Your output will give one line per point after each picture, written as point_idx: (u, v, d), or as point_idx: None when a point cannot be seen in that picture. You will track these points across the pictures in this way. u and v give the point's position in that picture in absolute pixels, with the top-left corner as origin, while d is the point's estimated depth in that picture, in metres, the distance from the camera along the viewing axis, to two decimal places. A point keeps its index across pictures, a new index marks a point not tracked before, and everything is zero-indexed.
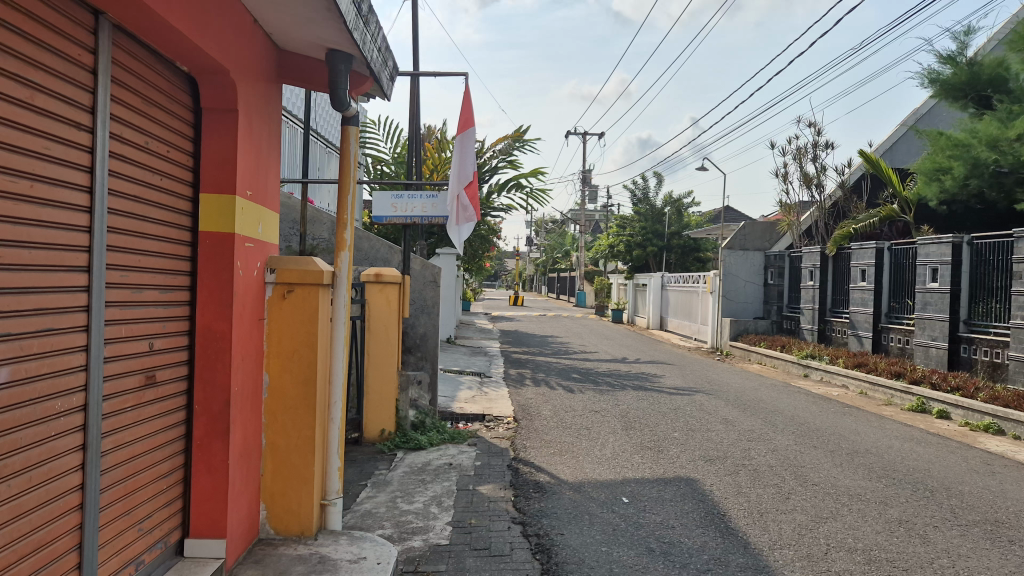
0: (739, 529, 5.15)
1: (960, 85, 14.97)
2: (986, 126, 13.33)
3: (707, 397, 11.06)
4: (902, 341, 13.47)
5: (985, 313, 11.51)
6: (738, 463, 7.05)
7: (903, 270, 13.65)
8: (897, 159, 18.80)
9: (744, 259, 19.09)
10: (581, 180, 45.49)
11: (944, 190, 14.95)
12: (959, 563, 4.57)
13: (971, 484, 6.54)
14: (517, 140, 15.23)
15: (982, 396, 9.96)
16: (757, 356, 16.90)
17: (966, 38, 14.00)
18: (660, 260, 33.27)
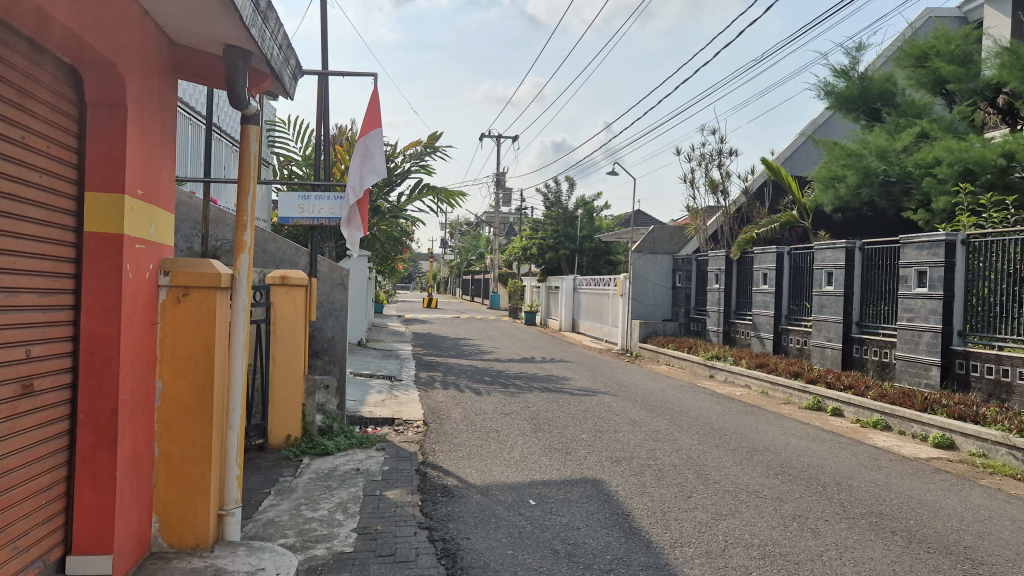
0: (641, 529, 5.24)
1: (852, 99, 15.67)
2: (876, 137, 14.25)
3: (615, 399, 11.25)
4: (801, 342, 14.01)
5: (875, 315, 12.08)
6: (643, 463, 7.19)
7: (802, 274, 14.19)
8: (797, 166, 19.56)
9: (653, 262, 19.52)
10: (494, 182, 45.60)
11: (838, 199, 15.45)
12: (846, 554, 4.77)
13: (860, 478, 6.85)
14: (429, 145, 15.17)
15: (872, 394, 10.47)
16: (665, 357, 17.31)
17: (857, 53, 14.69)
18: (572, 263, 33.71)
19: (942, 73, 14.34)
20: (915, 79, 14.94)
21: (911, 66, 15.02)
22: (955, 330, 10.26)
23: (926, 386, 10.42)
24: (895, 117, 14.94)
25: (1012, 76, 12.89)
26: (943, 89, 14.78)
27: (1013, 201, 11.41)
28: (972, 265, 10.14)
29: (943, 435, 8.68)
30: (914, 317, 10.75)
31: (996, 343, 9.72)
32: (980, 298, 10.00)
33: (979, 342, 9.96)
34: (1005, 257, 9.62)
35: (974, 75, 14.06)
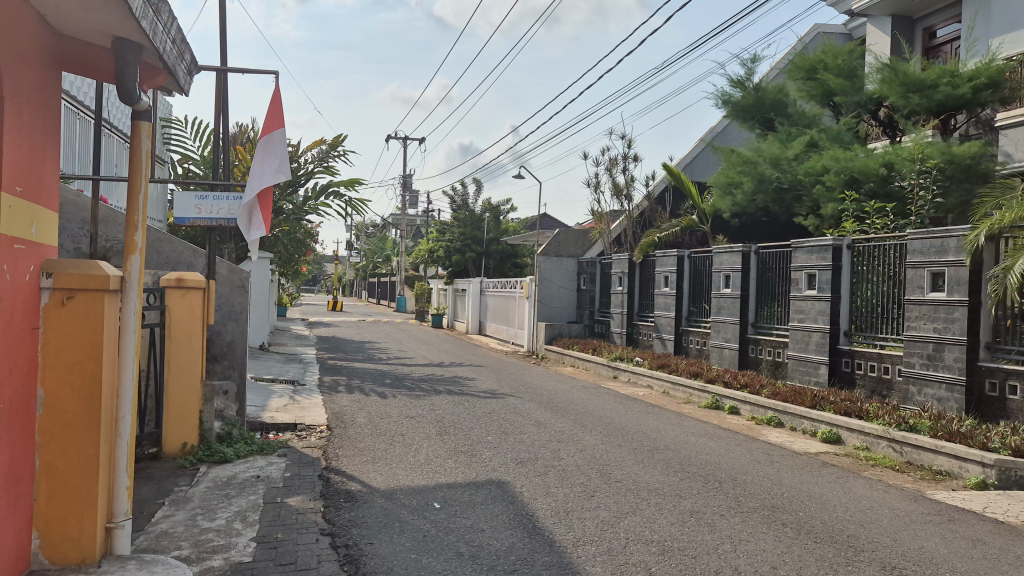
0: (545, 529, 5.30)
1: (748, 108, 16.24)
2: (770, 146, 14.88)
3: (520, 400, 11.32)
4: (700, 343, 14.44)
5: (768, 316, 12.57)
6: (548, 464, 7.27)
7: (701, 277, 14.63)
8: (696, 172, 20.18)
9: (558, 265, 19.77)
10: (401, 184, 45.25)
11: (736, 204, 15.98)
12: (740, 547, 4.94)
13: (754, 473, 7.12)
14: (334, 146, 14.93)
15: (766, 392, 10.90)
16: (570, 359, 17.54)
17: (752, 65, 15.26)
18: (479, 265, 33.76)
19: (830, 86, 15.07)
20: (805, 91, 15.62)
21: (801, 78, 15.71)
22: (841, 330, 10.78)
23: (816, 384, 10.93)
24: (787, 127, 15.57)
25: (891, 91, 13.73)
26: (830, 101, 15.54)
27: (892, 208, 12.12)
28: (856, 268, 10.67)
29: (831, 430, 9.10)
30: (805, 318, 11.26)
31: (878, 343, 10.25)
32: (864, 300, 10.53)
33: (863, 341, 10.49)
34: (886, 262, 10.14)
35: (858, 88, 14.80)
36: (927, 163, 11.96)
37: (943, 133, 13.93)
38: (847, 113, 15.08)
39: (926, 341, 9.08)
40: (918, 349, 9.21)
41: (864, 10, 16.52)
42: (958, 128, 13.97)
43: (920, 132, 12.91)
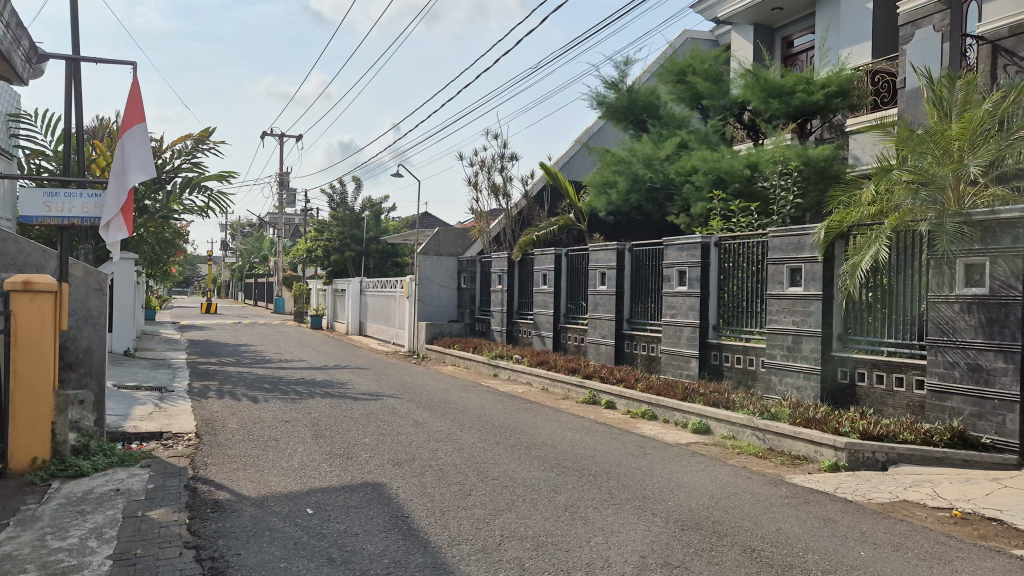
0: (420, 529, 5.25)
1: (622, 109, 16.63)
2: (643, 147, 15.36)
3: (399, 401, 11.19)
4: (578, 339, 14.72)
5: (642, 312, 12.94)
6: (425, 464, 7.21)
7: (578, 275, 14.92)
8: (573, 172, 20.55)
9: (438, 264, 19.71)
10: (277, 182, 43.97)
11: (610, 203, 16.19)
12: (611, 538, 5.05)
13: (628, 466, 7.29)
14: (202, 141, 14.32)
15: (640, 386, 11.22)
16: (451, 359, 17.51)
17: (625, 68, 15.66)
18: (359, 265, 33.22)
19: (698, 89, 15.69)
20: (675, 94, 16.17)
21: (672, 81, 16.26)
22: (710, 325, 11.20)
23: (687, 376, 11.34)
24: (658, 129, 16.07)
25: (753, 97, 14.42)
26: (698, 104, 16.14)
27: (756, 208, 12.78)
28: (723, 265, 11.12)
29: (701, 421, 9.46)
30: (676, 313, 11.66)
31: (744, 336, 10.71)
32: (730, 294, 10.99)
33: (730, 335, 10.95)
34: (750, 259, 10.62)
35: (724, 93, 15.47)
36: (788, 165, 12.72)
37: (800, 137, 14.76)
38: (714, 116, 15.77)
39: (785, 333, 9.59)
40: (779, 341, 9.70)
41: (728, 18, 17.22)
42: (813, 132, 14.85)
43: (779, 135, 13.62)
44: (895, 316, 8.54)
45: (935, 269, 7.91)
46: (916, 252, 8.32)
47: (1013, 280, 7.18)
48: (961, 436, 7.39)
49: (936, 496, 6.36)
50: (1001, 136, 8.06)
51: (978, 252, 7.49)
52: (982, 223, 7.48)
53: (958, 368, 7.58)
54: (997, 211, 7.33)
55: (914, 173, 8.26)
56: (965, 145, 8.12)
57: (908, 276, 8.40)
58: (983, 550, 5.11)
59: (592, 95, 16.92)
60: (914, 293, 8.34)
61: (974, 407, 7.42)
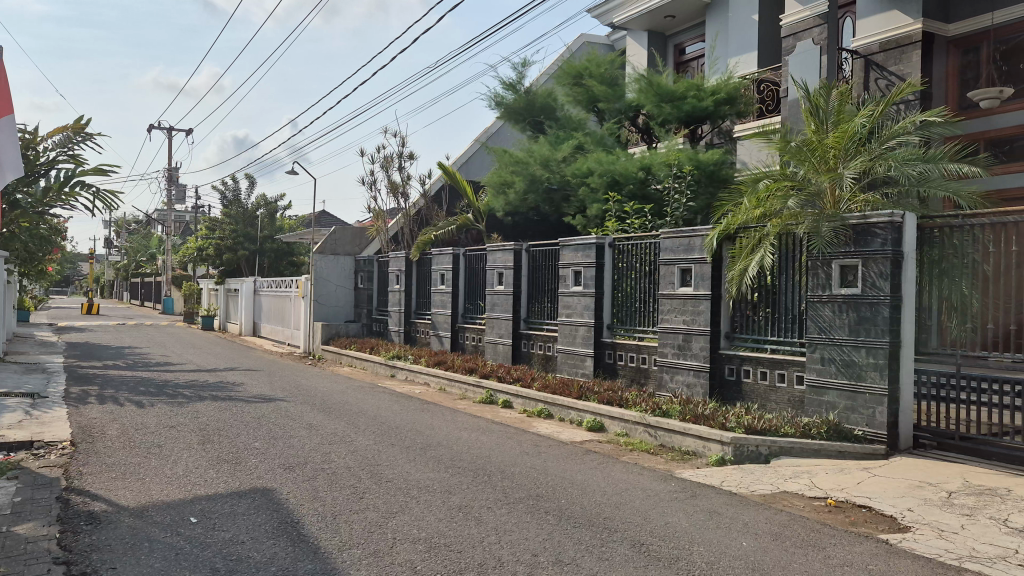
0: (310, 535, 5.13)
1: (520, 111, 16.78)
2: (540, 148, 15.51)
3: (292, 403, 10.93)
4: (475, 339, 14.74)
5: (539, 312, 13.06)
6: (317, 468, 7.05)
7: (476, 275, 14.93)
8: (472, 172, 20.57)
9: (334, 263, 19.36)
10: (166, 178, 42.27)
11: (508, 204, 16.37)
12: (504, 538, 5.06)
13: (522, 465, 7.34)
14: (78, 132, 13.58)
15: (537, 385, 11.32)
16: (347, 359, 17.20)
17: (523, 69, 15.79)
18: (253, 264, 32.29)
19: (594, 93, 15.95)
20: (572, 96, 16.39)
21: (569, 84, 16.45)
22: (604, 324, 11.41)
23: (582, 375, 11.51)
24: (555, 130, 16.28)
25: (647, 101, 14.73)
26: (594, 107, 16.36)
27: (649, 210, 13.15)
28: (617, 265, 11.34)
29: (595, 419, 9.61)
30: (572, 313, 11.83)
31: (637, 335, 10.96)
32: (624, 294, 11.22)
33: (624, 334, 11.17)
34: (643, 259, 10.86)
35: (619, 96, 15.75)
36: (680, 169, 13.14)
37: (691, 141, 15.20)
38: (610, 120, 15.99)
39: (676, 332, 9.86)
40: (670, 339, 9.96)
41: (623, 24, 17.57)
42: (704, 137, 15.30)
43: (671, 139, 13.99)
44: (778, 315, 8.90)
45: (814, 270, 8.29)
46: (797, 254, 8.71)
47: (881, 281, 7.62)
48: (837, 429, 7.81)
49: (813, 487, 6.67)
50: (872, 145, 8.64)
51: (851, 255, 7.90)
52: (855, 227, 7.88)
53: (833, 364, 7.99)
54: (868, 216, 7.74)
55: (794, 180, 8.65)
56: (840, 152, 8.51)
57: (790, 278, 8.78)
58: (854, 536, 5.39)
59: (490, 96, 17.01)
60: (795, 294, 8.72)
61: (847, 401, 7.85)
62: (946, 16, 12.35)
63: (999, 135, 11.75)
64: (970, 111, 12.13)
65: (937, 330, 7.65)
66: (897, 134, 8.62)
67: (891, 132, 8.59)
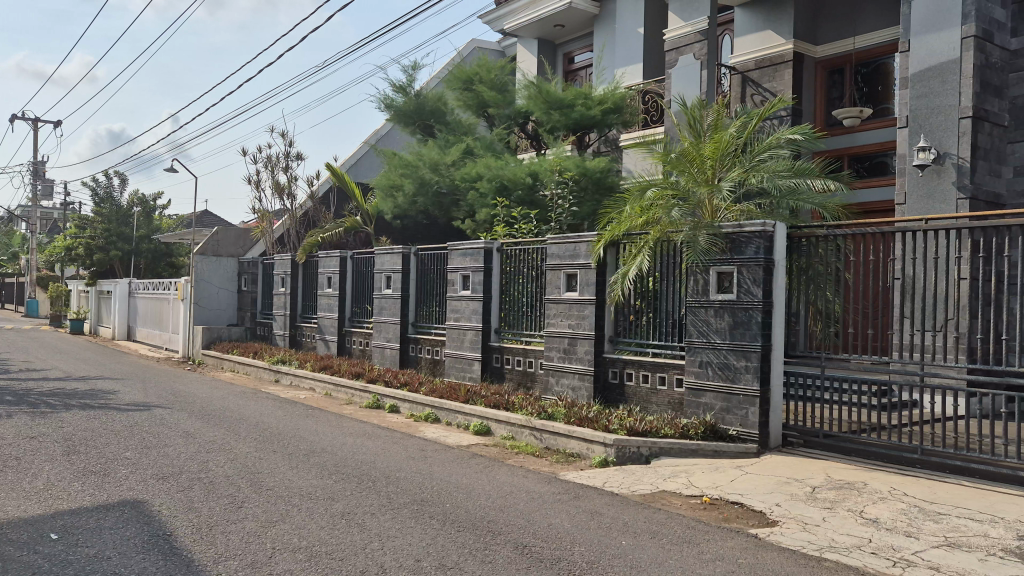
0: (182, 548, 4.93)
1: (409, 113, 16.69)
2: (429, 151, 15.46)
3: (167, 411, 10.47)
4: (362, 343, 14.54)
5: (427, 315, 13.01)
6: (193, 477, 6.79)
7: (364, 278, 14.73)
8: (360, 174, 20.31)
9: (216, 265, 18.69)
10: (31, 172, 39.77)
11: (397, 207, 16.24)
12: (387, 544, 5.02)
13: (407, 470, 7.30)
14: None
15: (424, 389, 11.27)
16: (229, 364, 16.61)
17: (413, 72, 15.71)
18: (127, 265, 30.78)
19: (484, 98, 16.03)
20: (462, 100, 16.43)
21: (459, 88, 16.48)
22: (492, 328, 11.49)
23: (470, 379, 11.55)
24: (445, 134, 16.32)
25: (536, 107, 14.92)
26: (484, 112, 16.47)
27: (536, 215, 13.35)
28: (505, 269, 11.43)
29: (482, 423, 9.64)
30: (460, 317, 11.87)
31: (524, 339, 11.07)
32: (511, 299, 11.32)
33: (511, 337, 11.27)
34: (530, 264, 11.00)
35: (508, 102, 15.95)
36: (565, 175, 13.38)
37: (578, 148, 15.49)
38: (499, 125, 16.14)
39: (562, 336, 10.05)
40: (556, 343, 10.14)
41: (513, 30, 17.74)
42: (590, 144, 15.61)
43: (559, 146, 14.20)
44: (660, 319, 9.19)
45: (694, 276, 8.61)
46: (677, 260, 9.03)
47: (755, 287, 7.99)
48: (713, 429, 8.13)
49: (690, 485, 6.92)
50: (746, 157, 9.05)
51: (727, 262, 8.25)
52: (730, 236, 8.24)
53: (710, 366, 8.33)
54: (742, 225, 8.11)
55: (675, 189, 8.95)
56: (716, 163, 8.88)
57: (671, 283, 9.08)
58: (726, 532, 5.63)
59: (380, 98, 16.84)
60: (675, 299, 9.02)
61: (723, 403, 8.19)
62: (814, 38, 13.15)
63: (862, 151, 12.51)
64: (836, 129, 12.89)
65: (805, 334, 8.09)
66: (767, 148, 9.06)
67: (762, 145, 9.03)
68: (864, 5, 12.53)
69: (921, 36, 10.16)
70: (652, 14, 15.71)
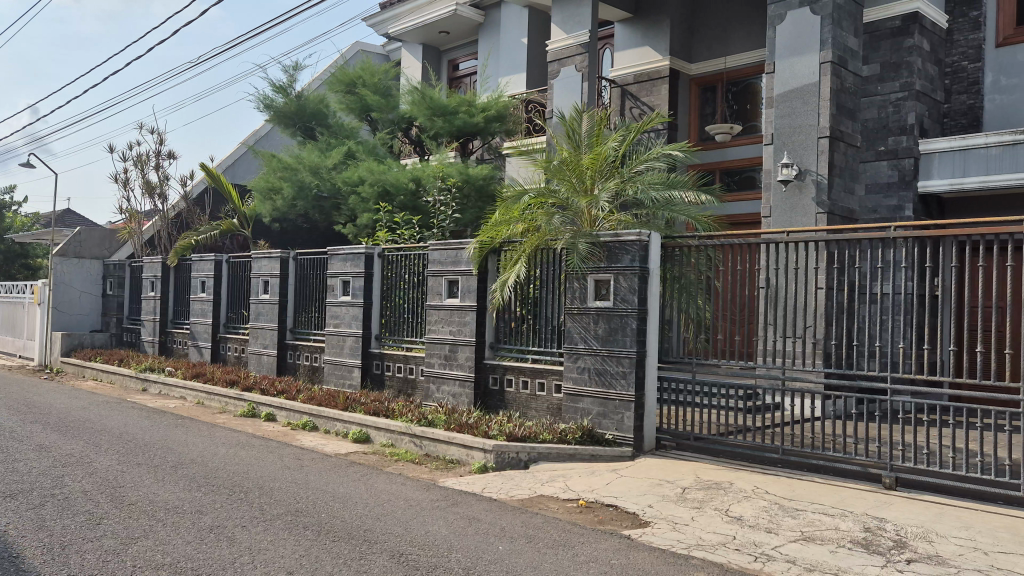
0: (33, 570, 4.62)
1: (289, 114, 16.29)
2: (310, 154, 15.14)
3: (18, 423, 9.78)
4: (237, 350, 14.05)
5: (306, 322, 12.73)
6: (46, 494, 6.37)
7: (240, 283, 14.27)
8: (237, 175, 19.67)
9: (78, 267, 17.63)
10: None
11: (276, 211, 15.82)
12: (258, 557, 4.88)
13: (281, 480, 7.11)
14: None
15: (302, 397, 11.01)
16: (91, 372, 15.65)
17: (295, 72, 15.37)
18: None
19: (367, 101, 15.84)
20: (344, 103, 16.19)
21: (342, 91, 16.22)
22: (372, 334, 11.36)
23: (349, 386, 11.37)
24: (327, 137, 16.07)
25: (419, 113, 14.86)
26: (367, 116, 16.28)
27: (417, 221, 13.30)
28: (387, 275, 11.33)
29: (361, 431, 9.50)
30: (340, 323, 11.68)
31: (405, 345, 11.01)
32: (392, 305, 11.24)
33: (392, 344, 11.19)
34: (412, 269, 10.94)
35: (393, 107, 15.82)
36: (447, 181, 13.42)
37: (462, 155, 15.53)
38: (382, 130, 15.99)
39: (443, 342, 10.04)
40: (437, 349, 10.13)
41: (397, 35, 17.66)
42: (474, 152, 15.60)
43: (443, 152, 14.18)
44: (539, 326, 9.32)
45: (573, 284, 8.78)
46: (556, 268, 9.18)
47: (630, 295, 8.23)
48: (590, 433, 8.32)
49: (567, 489, 7.06)
50: (624, 168, 9.30)
51: (604, 270, 8.47)
52: (608, 245, 8.47)
53: (587, 372, 8.52)
54: (619, 234, 8.35)
55: (555, 199, 9.13)
56: (595, 173, 9.07)
57: (549, 290, 9.22)
58: (600, 534, 5.77)
59: (259, 97, 16.36)
60: (555, 306, 9.17)
61: (599, 407, 8.39)
62: (689, 56, 13.72)
63: (732, 166, 13.11)
64: (708, 143, 13.47)
65: (678, 341, 8.37)
66: (644, 161, 9.39)
67: (639, 158, 9.31)
68: (735, 27, 13.18)
69: (786, 59, 10.76)
70: (536, 25, 15.97)
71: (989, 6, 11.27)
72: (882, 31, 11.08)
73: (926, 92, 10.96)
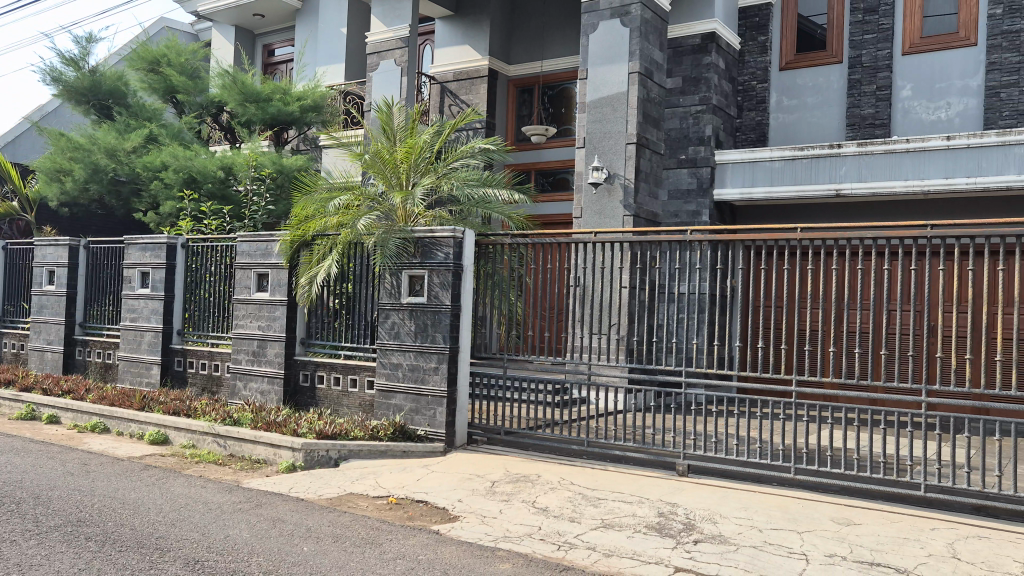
0: None
1: (82, 91, 14.96)
2: (104, 134, 13.99)
3: None
4: (16, 347, 12.75)
5: (98, 315, 11.78)
6: None
7: (19, 272, 12.96)
8: (19, 153, 17.89)
9: None
10: None
11: (64, 194, 14.45)
12: (29, 573, 4.44)
13: (63, 488, 6.51)
14: None
15: (91, 397, 10.16)
16: None
17: (88, 45, 14.14)
18: None
19: (172, 82, 14.92)
20: (146, 82, 15.12)
21: (143, 69, 15.14)
22: (174, 330, 10.70)
23: (146, 384, 10.63)
24: (126, 117, 14.92)
25: (229, 97, 14.15)
26: (172, 97, 15.31)
27: (226, 211, 12.66)
28: (191, 266, 10.70)
29: (159, 432, 8.91)
30: (137, 317, 10.89)
31: (210, 341, 10.43)
32: (196, 299, 10.63)
33: (196, 339, 10.58)
34: (218, 261, 10.39)
35: (200, 90, 15.07)
36: (260, 171, 12.89)
37: (276, 144, 14.96)
38: (189, 113, 15.15)
39: (250, 338, 9.63)
40: (244, 345, 9.70)
41: (207, 14, 16.69)
42: (289, 141, 15.11)
43: (255, 140, 13.59)
44: (353, 322, 9.15)
45: (385, 279, 8.68)
46: (369, 263, 9.03)
47: (443, 292, 8.25)
48: (402, 429, 8.27)
49: (377, 486, 6.96)
50: (438, 164, 9.31)
51: (417, 266, 8.43)
52: (420, 241, 8.44)
53: (400, 368, 8.46)
54: (432, 231, 8.35)
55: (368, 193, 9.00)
56: (408, 168, 9.04)
57: (364, 285, 9.06)
58: (408, 530, 5.75)
59: (46, 70, 14.90)
60: (368, 302, 9.03)
61: (412, 403, 8.36)
62: (507, 58, 13.97)
63: (546, 167, 13.50)
64: (524, 144, 13.80)
65: (493, 337, 8.52)
66: (459, 157, 9.44)
67: (454, 154, 9.34)
68: (550, 33, 13.57)
69: (598, 67, 11.21)
70: (354, 16, 15.68)
71: (775, 32, 12.31)
72: (683, 47, 11.81)
73: (721, 107, 11.81)
